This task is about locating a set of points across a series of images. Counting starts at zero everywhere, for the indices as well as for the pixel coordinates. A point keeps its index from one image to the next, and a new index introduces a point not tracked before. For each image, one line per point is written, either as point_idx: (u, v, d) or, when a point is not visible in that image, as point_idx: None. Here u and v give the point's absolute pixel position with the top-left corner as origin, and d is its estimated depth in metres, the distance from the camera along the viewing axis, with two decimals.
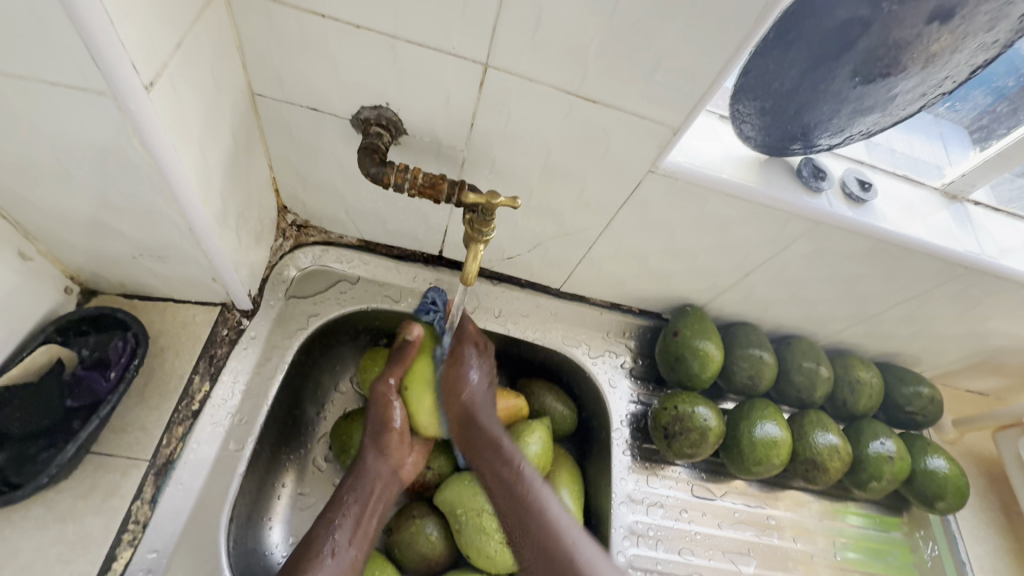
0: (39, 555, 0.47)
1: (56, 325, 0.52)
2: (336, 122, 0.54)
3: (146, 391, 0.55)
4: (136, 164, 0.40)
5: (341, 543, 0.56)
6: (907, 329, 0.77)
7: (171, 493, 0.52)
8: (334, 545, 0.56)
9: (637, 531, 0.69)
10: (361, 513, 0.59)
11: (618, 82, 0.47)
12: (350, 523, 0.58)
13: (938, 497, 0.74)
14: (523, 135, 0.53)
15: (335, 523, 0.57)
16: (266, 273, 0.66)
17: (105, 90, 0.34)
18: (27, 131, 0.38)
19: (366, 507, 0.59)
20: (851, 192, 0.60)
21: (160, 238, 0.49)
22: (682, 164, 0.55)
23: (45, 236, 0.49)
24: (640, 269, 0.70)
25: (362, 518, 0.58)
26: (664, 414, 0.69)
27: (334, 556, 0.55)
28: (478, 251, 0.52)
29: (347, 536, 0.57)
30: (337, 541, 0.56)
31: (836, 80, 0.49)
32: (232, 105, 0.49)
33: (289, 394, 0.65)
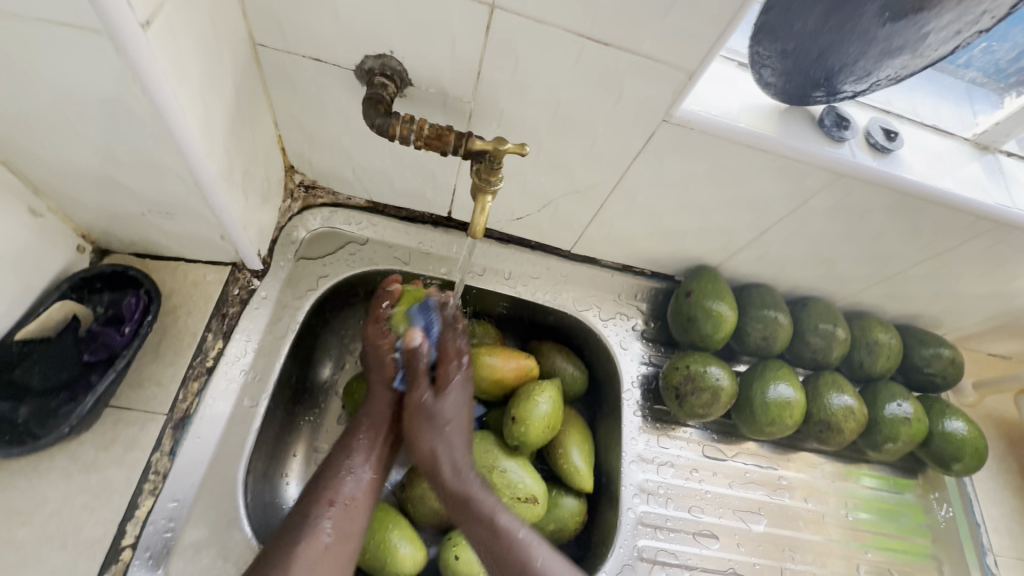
0: (66, 503, 0.48)
1: (71, 282, 0.52)
2: (339, 74, 0.52)
3: (161, 348, 0.56)
4: (138, 112, 0.39)
5: (356, 467, 0.59)
6: (929, 290, 0.75)
7: (189, 446, 0.54)
8: (347, 469, 0.59)
9: (648, 489, 0.69)
10: (376, 437, 0.62)
11: (633, 21, 0.44)
12: (363, 450, 0.61)
13: (955, 459, 0.73)
14: (532, 84, 0.51)
15: (349, 449, 0.60)
16: (276, 234, 0.66)
17: (101, 29, 0.33)
18: (27, 77, 0.38)
19: (377, 436, 0.62)
20: (876, 141, 0.57)
21: (167, 194, 0.49)
22: (697, 113, 0.52)
23: (54, 191, 0.49)
24: (653, 228, 0.69)
25: (376, 445, 0.62)
26: (675, 374, 0.69)
27: (353, 475, 0.59)
28: (486, 203, 0.51)
29: (362, 460, 0.60)
30: (355, 464, 0.60)
31: (864, 18, 0.46)
32: (232, 55, 0.47)
33: (301, 354, 0.66)
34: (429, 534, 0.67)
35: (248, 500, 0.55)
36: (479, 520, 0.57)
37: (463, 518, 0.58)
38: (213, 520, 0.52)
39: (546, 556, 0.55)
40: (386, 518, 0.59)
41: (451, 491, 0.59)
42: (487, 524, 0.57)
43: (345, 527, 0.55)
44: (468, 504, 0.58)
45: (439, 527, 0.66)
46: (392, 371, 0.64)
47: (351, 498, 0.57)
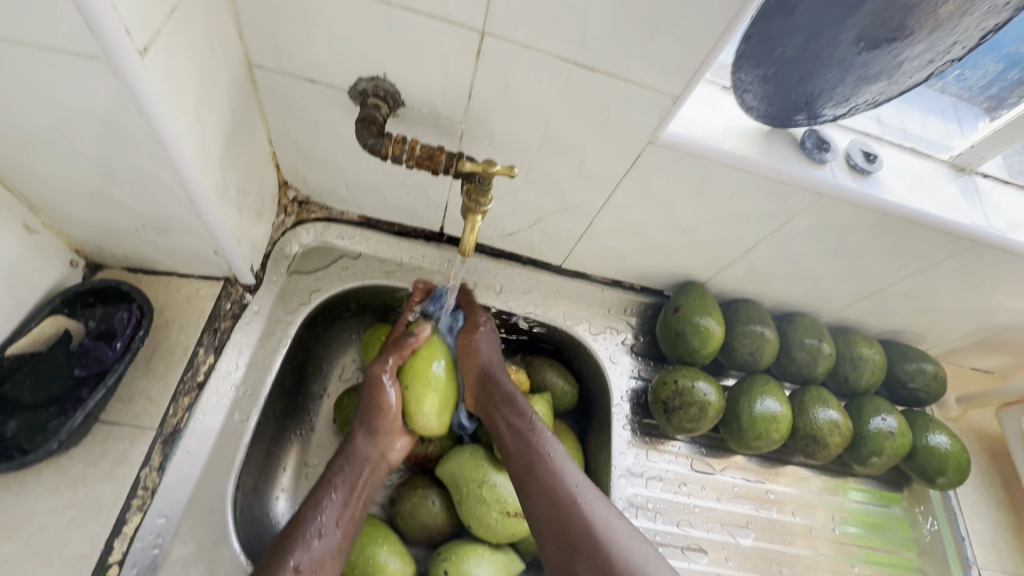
0: (53, 519, 0.48)
1: (64, 297, 0.53)
2: (334, 94, 0.54)
3: (152, 362, 0.56)
4: (134, 132, 0.40)
5: (325, 528, 0.54)
6: (911, 306, 0.76)
7: (178, 461, 0.54)
8: (315, 533, 0.53)
9: (636, 503, 0.69)
10: (349, 495, 0.58)
11: (620, 48, 0.46)
12: (335, 509, 0.56)
13: (938, 473, 0.74)
14: (521, 107, 0.52)
15: (320, 507, 0.55)
16: (269, 249, 0.67)
17: (100, 55, 0.34)
18: (27, 99, 0.38)
19: (353, 492, 0.58)
20: (856, 163, 0.59)
21: (162, 211, 0.49)
22: (682, 135, 0.54)
23: (48, 207, 0.49)
24: (641, 245, 0.70)
25: (349, 502, 0.58)
26: (663, 389, 0.70)
27: (321, 538, 0.54)
28: (476, 222, 0.52)
29: (332, 523, 0.55)
30: (325, 525, 0.55)
31: (840, 46, 0.48)
32: (229, 76, 0.49)
33: (293, 368, 0.66)
34: (418, 549, 0.67)
35: (237, 514, 0.56)
36: (537, 477, 0.57)
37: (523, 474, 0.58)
38: (202, 535, 0.52)
39: (606, 514, 0.53)
40: (375, 533, 0.60)
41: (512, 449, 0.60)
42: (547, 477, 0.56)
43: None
44: (526, 458, 0.58)
45: (429, 542, 0.66)
46: (387, 418, 0.61)
47: (318, 564, 0.52)
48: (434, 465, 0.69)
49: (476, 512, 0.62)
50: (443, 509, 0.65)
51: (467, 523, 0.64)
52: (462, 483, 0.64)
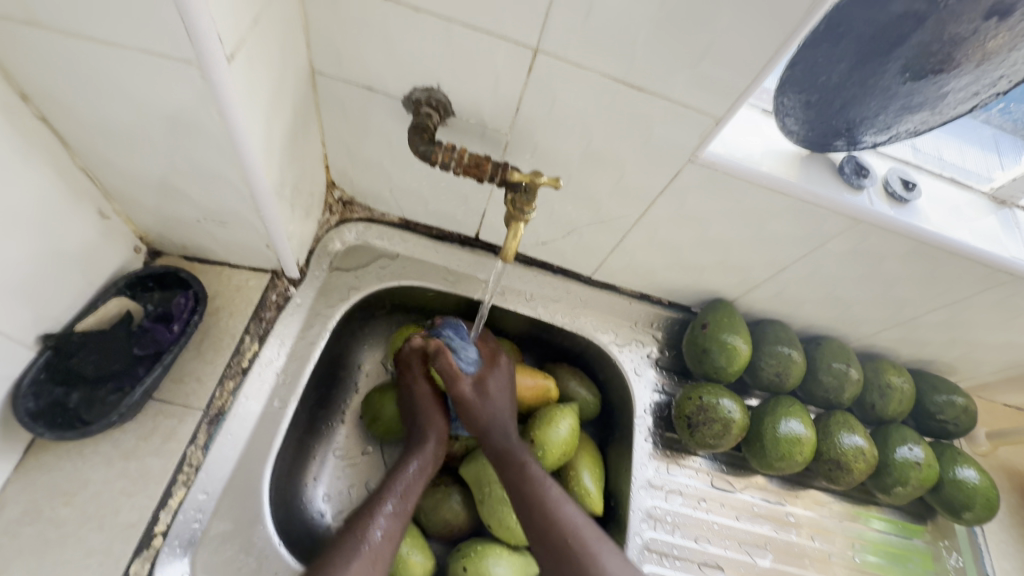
0: (106, 487, 0.51)
1: (126, 280, 0.56)
2: (388, 101, 0.56)
3: (202, 346, 0.59)
4: (212, 129, 0.43)
5: (392, 517, 0.57)
6: (944, 336, 0.76)
7: (221, 441, 0.56)
8: (385, 519, 0.56)
9: (655, 515, 0.70)
10: (416, 482, 0.61)
11: (667, 69, 0.48)
12: (400, 500, 0.58)
13: (965, 508, 0.73)
14: (566, 121, 0.54)
15: (389, 496, 0.58)
16: (313, 245, 0.70)
17: (192, 59, 0.37)
18: (118, 96, 0.42)
19: (418, 482, 0.61)
20: (894, 191, 0.60)
21: (225, 204, 0.53)
22: (722, 155, 0.55)
23: (121, 195, 0.53)
24: (673, 260, 0.71)
25: (411, 496, 0.60)
26: (688, 404, 0.70)
27: (394, 515, 0.57)
28: (519, 229, 0.53)
29: (398, 512, 0.58)
30: (394, 512, 0.57)
31: (885, 76, 0.48)
32: (295, 82, 0.52)
33: (328, 360, 0.69)
34: (438, 545, 0.69)
35: (271, 497, 0.58)
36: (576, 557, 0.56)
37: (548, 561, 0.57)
38: (238, 514, 0.55)
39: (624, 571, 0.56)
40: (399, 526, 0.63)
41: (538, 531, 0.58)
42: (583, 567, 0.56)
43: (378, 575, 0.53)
44: (561, 544, 0.57)
45: (449, 538, 0.68)
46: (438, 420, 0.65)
47: (388, 547, 0.55)
48: (457, 464, 0.71)
49: (498, 513, 0.64)
50: (464, 508, 0.67)
51: (488, 524, 0.65)
52: (485, 485, 0.65)
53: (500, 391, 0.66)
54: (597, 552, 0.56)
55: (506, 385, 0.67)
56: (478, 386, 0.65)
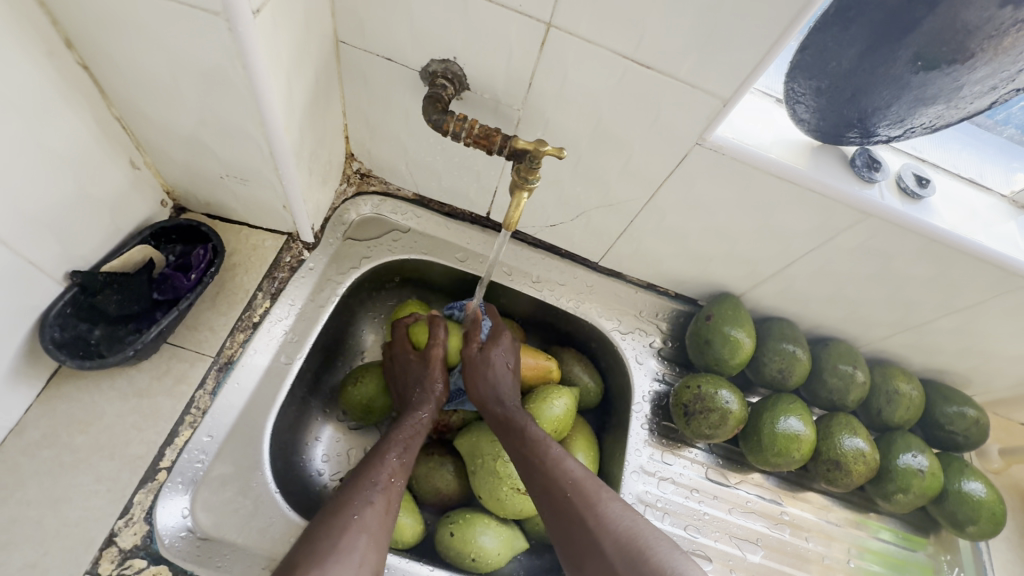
0: (118, 420, 0.54)
1: (151, 230, 0.59)
2: (407, 73, 0.59)
3: (217, 299, 0.62)
4: (236, 84, 0.46)
5: (400, 466, 0.58)
6: (957, 345, 0.74)
7: (228, 390, 0.59)
8: (393, 466, 0.57)
9: (646, 500, 0.70)
10: (416, 433, 0.62)
11: (676, 47, 0.48)
12: (406, 453, 0.59)
13: (969, 521, 0.71)
14: (577, 99, 0.55)
15: (395, 446, 0.59)
16: (329, 214, 0.73)
17: (220, 10, 0.39)
18: (153, 47, 0.44)
19: (418, 436, 0.62)
20: (907, 186, 0.59)
21: (246, 162, 0.55)
22: (730, 139, 0.55)
23: (153, 148, 0.56)
24: (679, 249, 0.72)
25: (416, 449, 0.61)
26: (686, 392, 0.70)
27: (399, 458, 0.58)
28: (523, 198, 0.54)
29: (405, 461, 0.59)
30: (402, 462, 0.58)
31: (897, 63, 0.48)
32: (319, 48, 0.54)
33: (336, 324, 0.72)
34: (429, 514, 0.70)
35: (272, 448, 0.60)
36: (586, 511, 0.53)
37: (556, 522, 0.55)
38: (239, 459, 0.57)
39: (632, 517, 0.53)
40: None
41: (545, 490, 0.57)
42: (594, 522, 0.52)
43: (390, 516, 0.53)
44: (569, 499, 0.55)
45: (440, 507, 0.69)
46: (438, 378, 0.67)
47: (398, 492, 0.56)
48: (451, 436, 0.72)
49: (487, 484, 0.65)
50: (455, 478, 0.68)
51: (478, 495, 0.66)
52: (476, 456, 0.66)
53: (504, 359, 0.68)
54: (609, 506, 0.53)
55: (512, 355, 0.69)
56: (486, 346, 0.68)
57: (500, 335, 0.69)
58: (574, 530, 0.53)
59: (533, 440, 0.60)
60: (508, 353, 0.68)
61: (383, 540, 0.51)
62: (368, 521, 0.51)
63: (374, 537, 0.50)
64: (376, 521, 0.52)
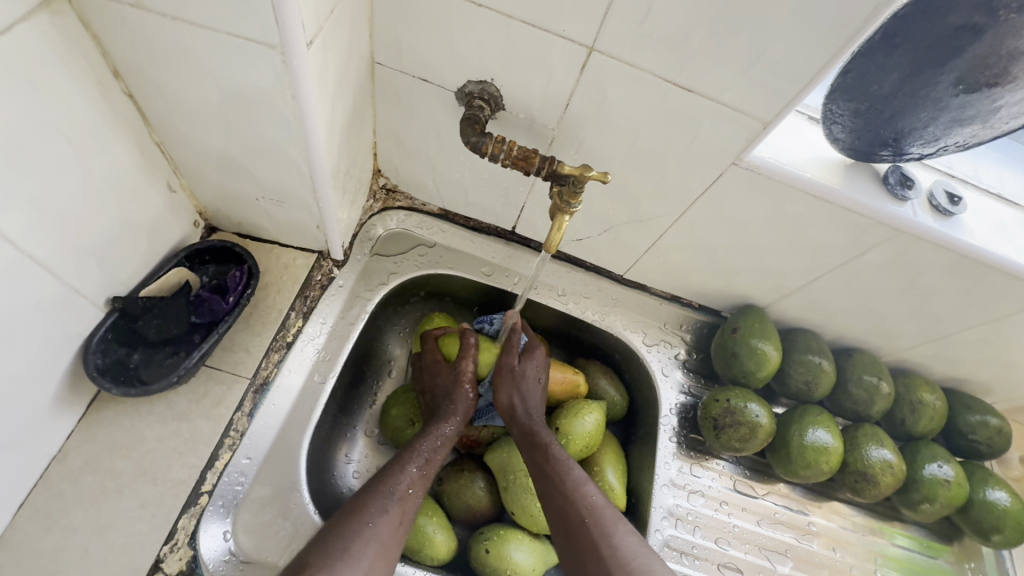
0: (159, 445, 0.54)
1: (186, 252, 0.59)
2: (442, 93, 0.59)
3: (251, 320, 0.62)
4: (283, 113, 0.46)
5: (419, 477, 0.57)
6: (981, 355, 0.75)
7: (265, 411, 0.59)
8: (412, 477, 0.57)
9: (677, 514, 0.70)
10: (439, 444, 0.62)
11: (718, 72, 0.49)
12: (427, 465, 0.59)
13: (994, 530, 0.72)
14: (614, 119, 0.56)
15: (417, 457, 0.59)
16: (357, 230, 0.73)
17: (276, 44, 0.39)
18: (200, 75, 0.44)
19: (439, 446, 0.62)
20: (939, 204, 0.59)
21: (284, 184, 0.55)
22: (766, 159, 0.56)
23: (189, 170, 0.56)
24: (707, 263, 0.72)
25: (436, 462, 0.60)
26: (714, 406, 0.71)
27: (419, 469, 0.58)
28: (564, 221, 0.54)
29: (424, 474, 0.58)
30: (420, 474, 0.58)
31: (938, 87, 0.49)
32: (357, 70, 0.54)
33: (365, 340, 0.72)
34: (460, 529, 0.71)
35: (308, 468, 0.61)
36: (602, 538, 0.54)
37: (569, 542, 0.56)
38: (278, 480, 0.57)
39: (644, 552, 0.53)
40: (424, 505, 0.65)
41: (562, 510, 0.57)
42: (608, 552, 0.53)
43: (402, 530, 0.53)
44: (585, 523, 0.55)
45: (470, 523, 0.70)
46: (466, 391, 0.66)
47: (413, 503, 0.55)
48: (481, 451, 0.72)
49: (521, 500, 0.65)
50: (487, 494, 0.69)
51: (511, 510, 0.67)
52: (509, 472, 0.67)
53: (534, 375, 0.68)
54: (621, 537, 0.54)
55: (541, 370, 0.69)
56: (518, 361, 0.68)
57: (534, 353, 0.69)
58: (586, 554, 0.54)
59: (555, 460, 0.60)
60: (539, 370, 0.69)
61: (391, 553, 0.51)
62: (381, 532, 0.50)
63: (385, 547, 0.50)
64: (387, 532, 0.51)
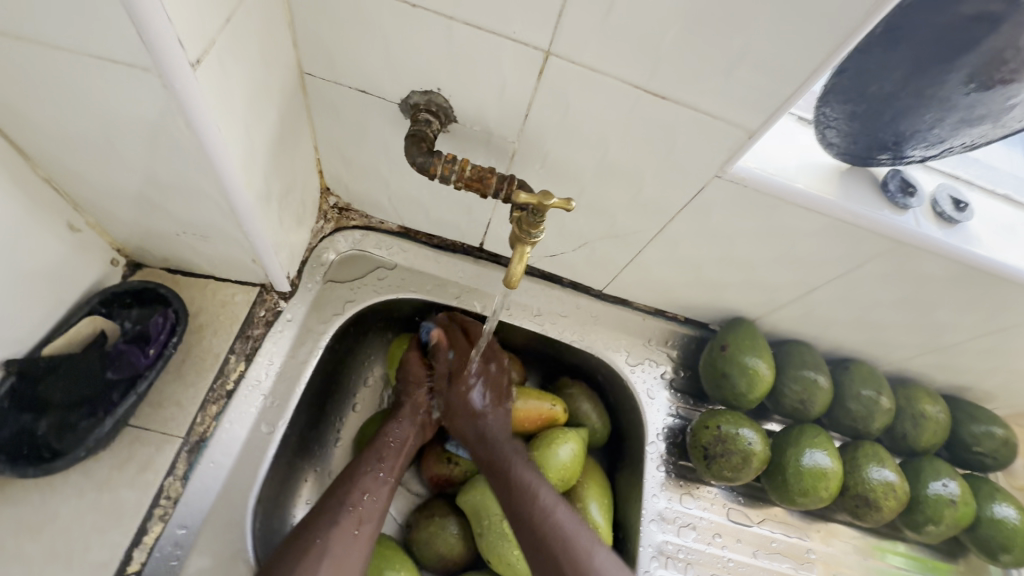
0: (76, 522, 0.48)
1: (100, 298, 0.52)
2: (385, 106, 0.51)
3: (183, 368, 0.55)
4: (181, 143, 0.39)
5: (376, 481, 0.59)
6: (986, 363, 0.70)
7: (202, 471, 0.53)
8: (369, 482, 0.58)
9: (666, 552, 0.65)
10: (400, 447, 0.62)
11: (693, 77, 0.42)
12: (386, 470, 0.60)
13: (1003, 549, 0.68)
14: (581, 130, 0.49)
15: (375, 463, 0.60)
16: (306, 255, 0.66)
17: (150, 67, 0.32)
18: (76, 104, 0.37)
19: (397, 452, 0.62)
20: (943, 211, 0.54)
21: (204, 219, 0.48)
22: (753, 170, 0.50)
23: (92, 207, 0.48)
24: (692, 277, 0.66)
25: (396, 462, 0.61)
26: (704, 433, 0.66)
27: (377, 476, 0.59)
28: (525, 253, 0.48)
29: (383, 480, 0.59)
30: (376, 478, 0.59)
31: (946, 85, 0.43)
32: (281, 84, 0.47)
33: (322, 378, 0.65)
34: None
35: (256, 530, 0.54)
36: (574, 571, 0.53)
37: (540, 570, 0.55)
38: (219, 550, 0.51)
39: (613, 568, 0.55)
40: (392, 557, 0.59)
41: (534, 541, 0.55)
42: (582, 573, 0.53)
43: (364, 538, 0.54)
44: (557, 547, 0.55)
45: (444, 571, 0.64)
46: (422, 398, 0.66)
47: (371, 509, 0.57)
48: (454, 491, 0.67)
49: (496, 547, 0.59)
50: (459, 539, 0.63)
51: (486, 557, 0.61)
52: (483, 516, 0.61)
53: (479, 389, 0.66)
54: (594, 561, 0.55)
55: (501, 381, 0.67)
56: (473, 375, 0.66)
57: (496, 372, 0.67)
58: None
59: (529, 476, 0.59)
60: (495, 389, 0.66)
61: (352, 564, 0.52)
62: (333, 546, 0.52)
63: (337, 560, 0.52)
64: (348, 544, 0.53)
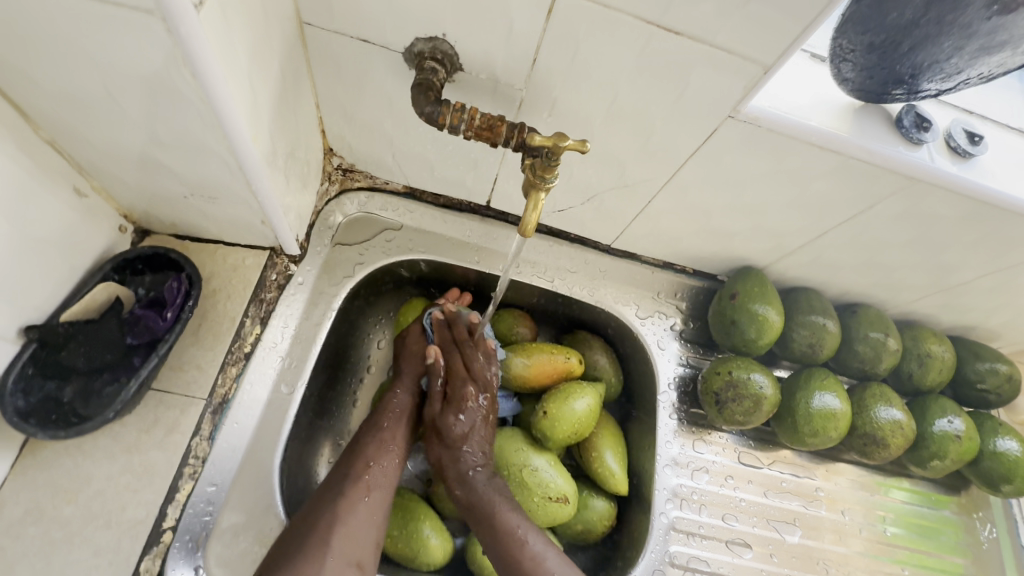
0: (109, 483, 0.49)
1: (113, 264, 0.52)
2: (387, 56, 0.50)
3: (200, 333, 0.55)
4: (185, 95, 0.38)
5: (383, 452, 0.58)
6: (991, 302, 0.71)
7: (227, 431, 0.54)
8: (374, 452, 0.58)
9: (681, 494, 0.68)
10: (399, 417, 0.62)
11: (707, 12, 0.41)
12: (390, 439, 0.60)
13: (1004, 480, 0.70)
14: (590, 73, 0.48)
15: (379, 433, 0.60)
16: (313, 219, 0.65)
17: (153, 9, 0.32)
18: (76, 57, 0.36)
19: (399, 423, 0.62)
20: (958, 145, 0.53)
21: (211, 178, 0.47)
22: (767, 109, 0.49)
23: (98, 171, 0.48)
24: (700, 227, 0.66)
25: (400, 433, 0.61)
26: (716, 379, 0.67)
27: (382, 447, 0.59)
28: (539, 200, 0.47)
29: (389, 448, 0.59)
30: (382, 447, 0.59)
31: (969, 9, 0.42)
32: (281, 35, 0.46)
33: (336, 340, 0.66)
34: (454, 526, 0.67)
35: (283, 485, 0.56)
36: None
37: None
38: (250, 505, 0.53)
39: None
40: (416, 509, 0.61)
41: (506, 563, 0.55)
42: None
43: (376, 504, 0.55)
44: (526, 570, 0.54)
45: None
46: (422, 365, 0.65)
47: (379, 481, 0.56)
48: None
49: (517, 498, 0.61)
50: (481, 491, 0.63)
51: None
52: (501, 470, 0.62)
53: (485, 359, 0.65)
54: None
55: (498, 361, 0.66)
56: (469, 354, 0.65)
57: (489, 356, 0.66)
58: None
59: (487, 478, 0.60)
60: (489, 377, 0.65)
61: (365, 533, 0.52)
62: (343, 515, 0.52)
63: (349, 528, 0.52)
64: (360, 514, 0.53)
